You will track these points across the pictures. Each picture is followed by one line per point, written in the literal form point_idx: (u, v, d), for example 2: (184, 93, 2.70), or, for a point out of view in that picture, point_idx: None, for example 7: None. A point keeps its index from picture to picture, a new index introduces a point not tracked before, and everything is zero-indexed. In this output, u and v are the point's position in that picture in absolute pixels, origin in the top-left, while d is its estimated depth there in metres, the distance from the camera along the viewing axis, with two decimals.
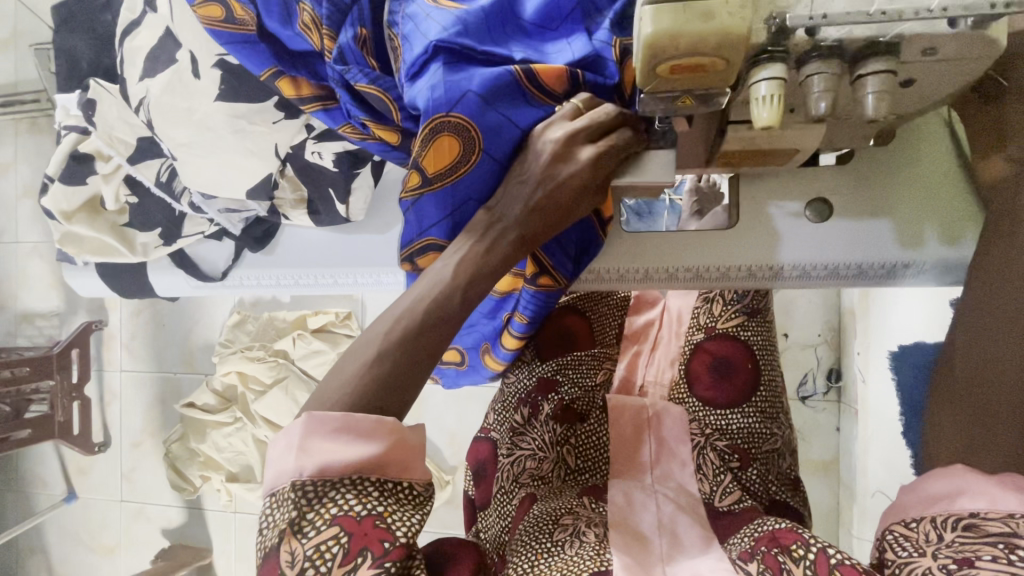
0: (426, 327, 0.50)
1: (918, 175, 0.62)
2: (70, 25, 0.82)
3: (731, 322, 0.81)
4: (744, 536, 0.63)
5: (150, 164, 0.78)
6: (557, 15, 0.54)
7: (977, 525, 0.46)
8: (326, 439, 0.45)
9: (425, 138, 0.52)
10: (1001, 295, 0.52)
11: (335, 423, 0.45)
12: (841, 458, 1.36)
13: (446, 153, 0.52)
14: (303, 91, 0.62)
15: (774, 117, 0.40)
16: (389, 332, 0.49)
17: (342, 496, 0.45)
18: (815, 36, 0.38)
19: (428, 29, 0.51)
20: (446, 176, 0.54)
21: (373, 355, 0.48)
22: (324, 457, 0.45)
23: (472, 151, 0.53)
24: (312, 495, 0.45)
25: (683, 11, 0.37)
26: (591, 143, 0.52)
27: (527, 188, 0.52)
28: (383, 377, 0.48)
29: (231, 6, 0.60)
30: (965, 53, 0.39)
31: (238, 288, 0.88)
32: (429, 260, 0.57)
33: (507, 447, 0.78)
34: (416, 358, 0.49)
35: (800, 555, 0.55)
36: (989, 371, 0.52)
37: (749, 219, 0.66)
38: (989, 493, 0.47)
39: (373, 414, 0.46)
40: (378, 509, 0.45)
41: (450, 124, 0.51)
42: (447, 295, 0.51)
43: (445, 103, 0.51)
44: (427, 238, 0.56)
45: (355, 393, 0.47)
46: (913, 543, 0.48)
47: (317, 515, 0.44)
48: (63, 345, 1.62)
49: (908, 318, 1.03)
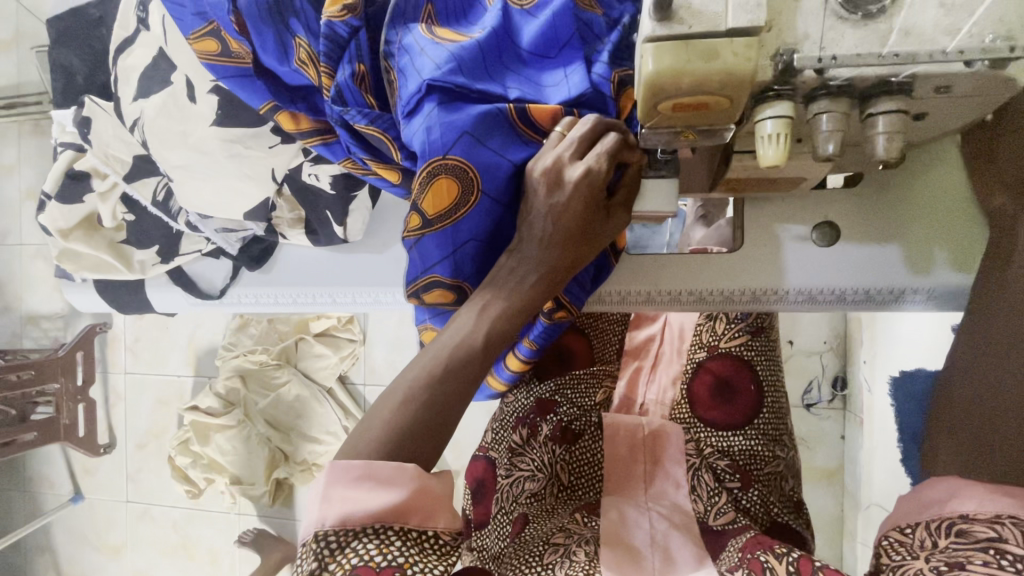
0: (456, 371, 0.49)
1: (930, 200, 0.61)
2: (64, 39, 0.81)
3: (734, 341, 0.79)
4: (732, 550, 0.62)
5: (147, 183, 0.78)
6: (555, 43, 0.52)
7: (966, 530, 0.44)
8: (347, 487, 0.45)
9: (423, 181, 0.50)
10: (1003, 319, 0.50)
11: (356, 471, 0.45)
12: (845, 466, 1.35)
13: (444, 197, 0.51)
14: (303, 126, 0.61)
15: (780, 156, 0.38)
16: (416, 378, 0.49)
17: (363, 546, 0.44)
18: (824, 75, 0.37)
19: (423, 66, 0.50)
20: (445, 218, 0.52)
21: (401, 401, 0.48)
22: (345, 506, 0.44)
23: (471, 194, 0.51)
24: (334, 546, 0.44)
25: (685, 48, 0.36)
26: (579, 159, 0.49)
27: (537, 226, 0.51)
28: (415, 425, 0.47)
29: (228, 41, 0.59)
30: (980, 89, 0.38)
31: (236, 306, 0.86)
32: (435, 296, 0.54)
33: (506, 468, 0.76)
34: (448, 400, 0.49)
35: (783, 552, 0.55)
36: (987, 397, 0.50)
37: (756, 242, 0.64)
38: (976, 496, 0.45)
39: (394, 461, 0.46)
40: (398, 561, 0.43)
41: (448, 167, 0.50)
42: (471, 343, 0.50)
43: (441, 146, 0.50)
44: (432, 275, 0.53)
45: (388, 439, 0.47)
46: (907, 549, 0.46)
47: (337, 566, 0.43)
48: (67, 349, 1.63)
49: (914, 330, 1.01)
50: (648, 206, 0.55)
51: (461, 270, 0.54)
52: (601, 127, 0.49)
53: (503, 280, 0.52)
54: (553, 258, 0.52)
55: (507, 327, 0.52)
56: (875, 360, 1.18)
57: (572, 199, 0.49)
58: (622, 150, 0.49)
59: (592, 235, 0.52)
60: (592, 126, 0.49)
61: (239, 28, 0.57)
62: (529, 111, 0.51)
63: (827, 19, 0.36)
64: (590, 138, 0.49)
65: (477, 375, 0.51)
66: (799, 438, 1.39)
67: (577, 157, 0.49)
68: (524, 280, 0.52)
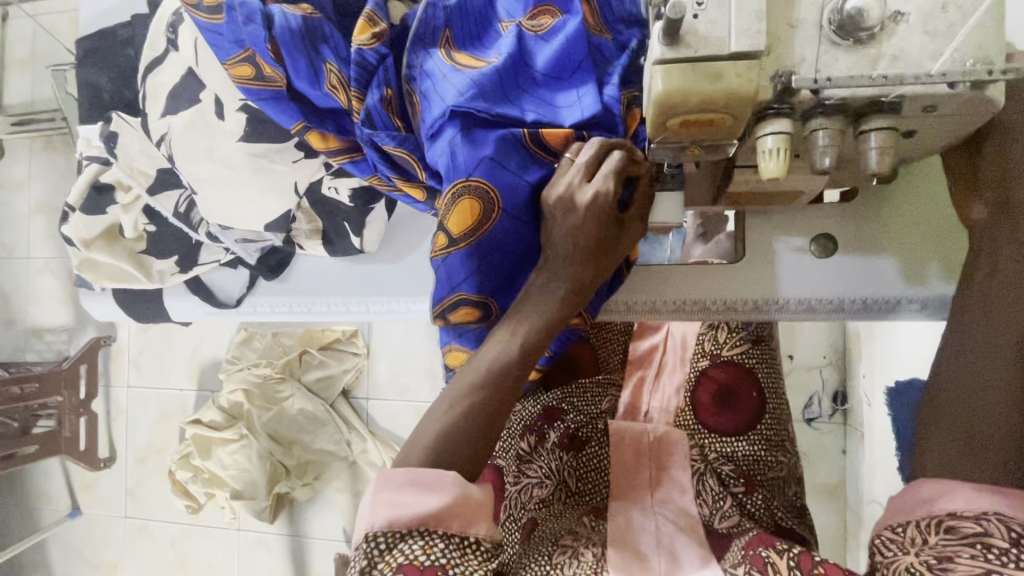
0: (491, 380, 0.53)
1: (922, 214, 0.64)
2: (94, 59, 0.85)
3: (735, 349, 0.82)
4: (735, 549, 0.64)
5: (170, 195, 0.81)
6: (569, 65, 0.55)
7: (954, 527, 0.45)
8: (395, 492, 0.49)
9: (448, 202, 0.54)
10: (994, 322, 0.51)
11: (403, 477, 0.49)
12: (847, 481, 1.36)
13: (467, 215, 0.54)
14: (331, 144, 0.64)
15: (781, 169, 0.41)
16: (459, 390, 0.53)
17: (409, 546, 0.48)
18: (820, 95, 0.40)
19: (445, 92, 0.54)
20: (470, 236, 0.54)
21: (446, 410, 0.53)
22: (394, 508, 0.48)
23: (492, 211, 0.54)
24: (383, 546, 0.48)
25: (691, 71, 0.39)
26: (589, 182, 0.52)
27: (559, 248, 0.54)
28: (459, 434, 0.51)
29: (260, 66, 0.62)
30: (963, 110, 0.41)
31: (251, 316, 0.88)
32: (462, 316, 0.57)
33: (515, 475, 0.78)
34: (485, 408, 0.52)
35: (784, 548, 0.57)
36: (975, 392, 0.50)
37: (755, 254, 0.67)
38: (965, 494, 0.46)
39: (437, 468, 0.50)
40: (441, 561, 0.47)
41: (471, 188, 0.53)
42: (506, 354, 0.54)
43: (465, 168, 0.54)
44: (458, 293, 0.56)
45: (434, 447, 0.51)
46: (899, 545, 0.47)
47: (386, 564, 0.47)
48: (72, 361, 1.64)
49: (910, 343, 1.04)
50: (658, 216, 0.59)
51: (486, 286, 0.56)
52: (606, 148, 0.52)
53: (541, 299, 0.54)
54: (574, 276, 0.54)
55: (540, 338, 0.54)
56: (873, 374, 1.20)
57: (585, 222, 0.52)
58: (627, 167, 0.52)
59: (610, 249, 0.54)
60: (596, 151, 0.52)
61: (273, 55, 0.61)
62: (543, 133, 0.54)
63: (822, 45, 0.39)
64: (595, 161, 0.52)
65: (514, 385, 0.54)
66: (800, 452, 1.40)
67: (587, 180, 0.52)
68: (549, 292, 0.54)
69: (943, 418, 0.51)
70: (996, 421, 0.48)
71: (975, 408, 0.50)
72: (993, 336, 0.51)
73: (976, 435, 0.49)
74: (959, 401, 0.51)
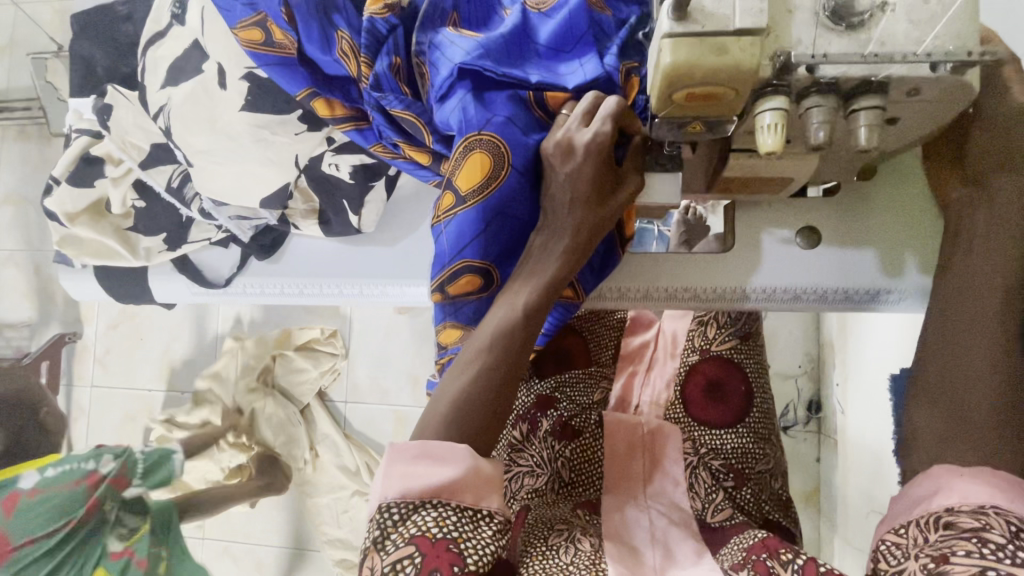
0: (503, 340, 0.54)
1: (898, 210, 0.67)
2: (90, 33, 0.84)
3: (724, 345, 0.85)
4: (733, 548, 0.64)
5: (163, 170, 0.79)
6: (570, 38, 0.57)
7: (952, 522, 0.46)
8: (407, 465, 0.49)
9: (459, 155, 0.55)
10: (966, 295, 0.55)
11: (415, 450, 0.49)
12: (821, 489, 1.39)
13: (478, 169, 0.55)
14: (337, 112, 0.66)
15: (778, 143, 0.44)
16: (473, 356, 0.53)
17: (423, 517, 0.48)
18: (815, 73, 0.42)
19: (453, 54, 0.56)
20: (478, 193, 0.56)
21: (455, 377, 0.53)
22: (407, 481, 0.48)
23: (502, 164, 0.55)
24: (396, 517, 0.48)
25: (699, 43, 0.41)
26: (586, 127, 0.53)
27: (560, 196, 0.56)
28: (473, 400, 0.51)
29: (271, 30, 0.63)
30: (943, 95, 0.44)
31: (240, 296, 0.87)
32: (461, 285, 0.58)
33: (507, 463, 0.79)
34: (503, 371, 0.53)
35: (788, 559, 0.57)
36: (962, 364, 0.53)
37: (744, 244, 0.70)
38: (960, 489, 0.47)
39: (448, 441, 0.50)
40: (452, 534, 0.47)
41: (482, 142, 0.55)
42: (513, 320, 0.54)
43: (477, 123, 0.55)
44: (463, 259, 0.57)
45: (447, 425, 0.51)
46: (903, 551, 0.48)
47: (398, 534, 0.47)
48: (34, 356, 1.56)
49: (882, 348, 1.08)
50: (655, 196, 0.60)
51: (489, 253, 0.57)
52: (600, 99, 0.54)
53: (541, 259, 0.57)
54: (577, 221, 0.56)
55: (544, 302, 0.55)
56: (847, 381, 1.24)
57: (583, 163, 0.53)
58: (624, 114, 0.53)
59: (606, 200, 0.56)
60: (592, 101, 0.53)
61: (288, 20, 0.62)
62: (546, 96, 0.56)
63: (817, 29, 0.42)
64: (591, 109, 0.54)
65: (522, 346, 0.54)
66: None
67: (584, 125, 0.53)
68: (563, 252, 0.56)
69: (930, 396, 0.54)
70: (980, 389, 0.51)
71: (960, 376, 0.52)
72: (973, 305, 0.54)
73: (965, 408, 0.51)
74: (944, 378, 0.53)
